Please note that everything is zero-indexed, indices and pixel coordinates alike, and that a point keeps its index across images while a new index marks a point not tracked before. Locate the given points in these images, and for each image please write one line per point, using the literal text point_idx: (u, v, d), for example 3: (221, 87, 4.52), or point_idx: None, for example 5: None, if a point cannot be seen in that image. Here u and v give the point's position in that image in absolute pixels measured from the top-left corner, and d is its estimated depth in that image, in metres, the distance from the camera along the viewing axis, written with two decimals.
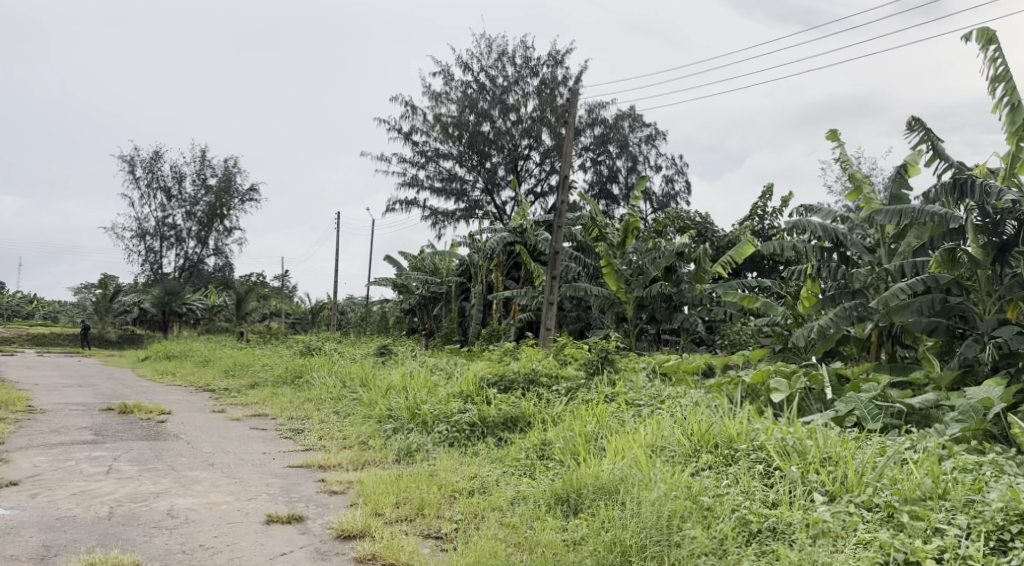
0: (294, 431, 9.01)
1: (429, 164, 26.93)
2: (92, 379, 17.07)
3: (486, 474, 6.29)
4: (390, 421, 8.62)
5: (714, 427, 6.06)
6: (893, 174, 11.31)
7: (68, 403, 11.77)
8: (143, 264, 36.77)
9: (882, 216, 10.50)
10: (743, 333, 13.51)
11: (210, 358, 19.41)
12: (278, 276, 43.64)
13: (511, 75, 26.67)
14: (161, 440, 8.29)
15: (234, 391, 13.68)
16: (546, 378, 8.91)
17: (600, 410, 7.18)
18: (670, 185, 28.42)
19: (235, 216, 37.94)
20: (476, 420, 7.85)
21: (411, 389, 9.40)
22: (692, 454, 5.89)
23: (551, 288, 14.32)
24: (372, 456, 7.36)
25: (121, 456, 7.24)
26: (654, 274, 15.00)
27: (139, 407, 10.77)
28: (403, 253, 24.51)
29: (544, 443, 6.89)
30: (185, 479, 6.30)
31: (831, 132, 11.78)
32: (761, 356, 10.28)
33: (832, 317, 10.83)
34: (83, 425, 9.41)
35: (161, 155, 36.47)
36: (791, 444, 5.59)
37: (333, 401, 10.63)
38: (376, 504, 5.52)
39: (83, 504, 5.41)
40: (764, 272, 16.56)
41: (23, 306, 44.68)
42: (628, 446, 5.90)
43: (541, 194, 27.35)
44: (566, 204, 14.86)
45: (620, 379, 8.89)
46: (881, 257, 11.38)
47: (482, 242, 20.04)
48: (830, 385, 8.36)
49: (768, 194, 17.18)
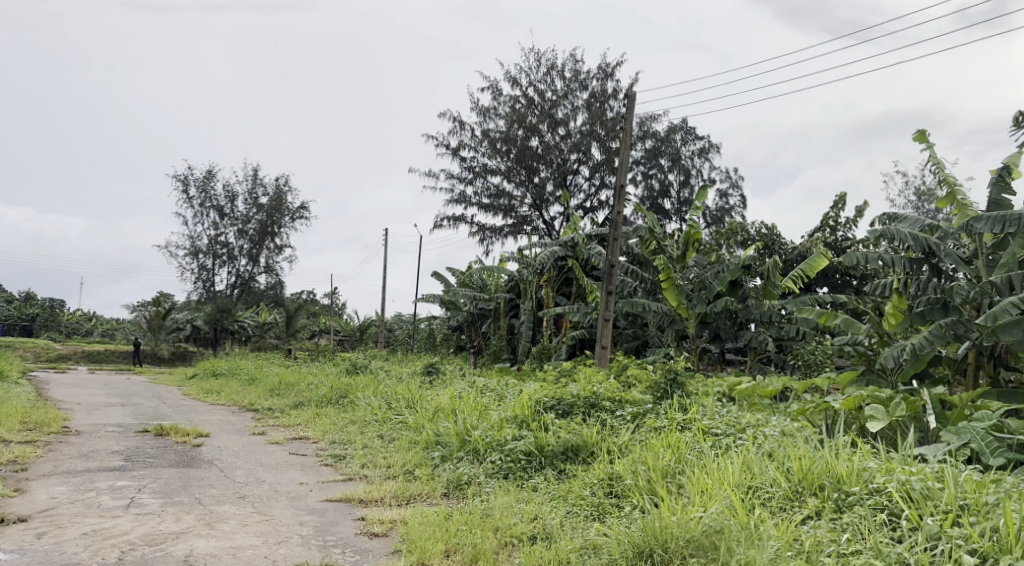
0: (336, 457, 8.32)
1: (477, 180, 26.33)
2: (136, 397, 16.69)
3: (548, 516, 5.47)
4: (438, 449, 7.87)
5: (817, 463, 5.17)
6: (993, 178, 10.19)
7: (106, 424, 11.31)
8: (196, 282, 36.98)
9: (984, 223, 9.45)
10: (817, 353, 12.40)
11: (256, 376, 19.02)
12: (328, 293, 43.52)
13: (560, 89, 25.97)
14: (192, 467, 7.69)
15: (277, 411, 13.14)
16: (608, 402, 8.03)
17: (674, 439, 6.32)
18: (725, 199, 27.26)
19: (286, 234, 38.00)
20: (532, 449, 7.04)
21: (461, 412, 8.61)
22: (794, 499, 5.00)
23: (606, 303, 13.49)
24: (418, 488, 6.60)
25: (146, 487, 6.64)
26: (718, 289, 14.04)
27: (176, 429, 10.26)
28: (452, 270, 23.93)
29: (612, 477, 6.05)
30: (211, 516, 5.63)
31: (919, 133, 10.74)
32: (848, 380, 9.24)
33: (925, 336, 9.82)
34: (115, 448, 8.91)
35: (215, 174, 36.83)
36: (917, 487, 4.63)
37: (378, 425, 9.91)
38: (423, 553, 4.75)
39: (92, 547, 4.77)
40: (837, 288, 15.46)
41: (82, 323, 45.60)
42: (715, 487, 5.09)
43: (590, 209, 26.54)
44: (623, 216, 14.05)
45: (692, 404, 7.95)
46: (979, 269, 10.25)
47: (533, 256, 19.37)
48: (933, 412, 7.33)
49: (840, 204, 16.07)
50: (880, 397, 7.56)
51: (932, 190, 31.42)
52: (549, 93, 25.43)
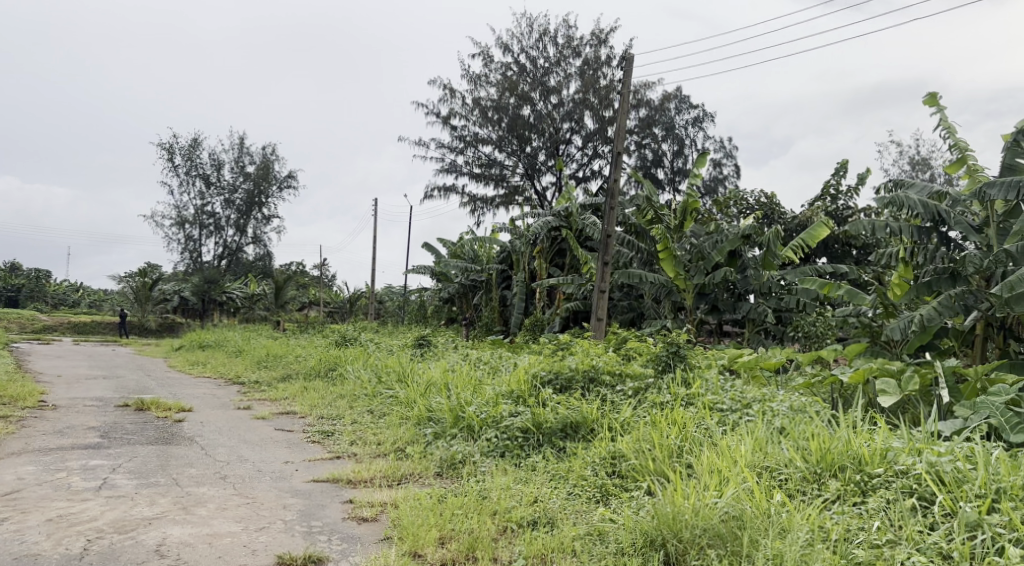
0: (324, 433, 7.95)
1: (468, 150, 25.76)
2: (120, 370, 16.25)
3: (549, 499, 5.13)
4: (430, 425, 7.50)
5: (836, 442, 4.85)
6: (1007, 143, 9.79)
7: (84, 398, 10.88)
8: (183, 252, 36.35)
9: (997, 190, 9.11)
10: (818, 324, 12.20)
11: (244, 348, 18.61)
12: (317, 265, 42.99)
13: (553, 56, 25.33)
14: (172, 445, 7.30)
15: (264, 384, 12.75)
16: (608, 376, 7.68)
17: (679, 415, 5.98)
18: (719, 169, 26.79)
19: (274, 204, 37.34)
20: (530, 426, 6.69)
21: (455, 387, 8.24)
22: (812, 481, 4.68)
23: (602, 275, 13.11)
24: (410, 467, 6.25)
25: (120, 467, 6.26)
26: (716, 260, 13.66)
27: (157, 404, 9.85)
28: (443, 241, 23.49)
29: (615, 456, 5.71)
30: (187, 500, 5.26)
31: (930, 96, 10.32)
32: (856, 352, 8.92)
33: (934, 308, 9.49)
34: (92, 424, 8.52)
35: (200, 142, 36.01)
36: (949, 471, 4.30)
37: (367, 399, 9.53)
38: (415, 541, 4.40)
39: (55, 536, 4.40)
40: (837, 257, 15.16)
41: (69, 294, 45.00)
42: (729, 469, 4.75)
43: (583, 179, 26.03)
44: (620, 185, 13.65)
45: (695, 378, 7.58)
46: (990, 238, 9.90)
47: (526, 226, 18.93)
48: (947, 386, 7.01)
49: (842, 171, 15.72)
50: (890, 370, 7.23)
51: (926, 161, 31.19)
52: (541, 60, 24.80)
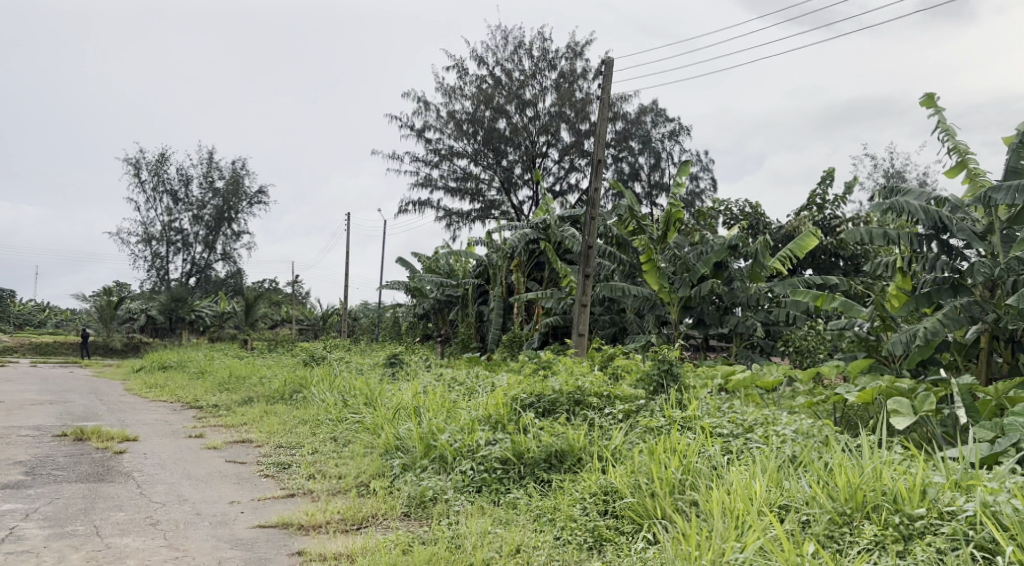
0: (281, 465, 7.12)
1: (443, 163, 25.05)
2: (70, 394, 15.16)
3: (535, 550, 4.38)
4: (398, 456, 6.72)
5: (866, 477, 4.15)
6: (1011, 146, 9.27)
7: (20, 427, 9.89)
8: (149, 270, 35.16)
9: (1003, 194, 8.57)
10: (810, 338, 11.75)
11: (206, 369, 17.59)
12: (290, 283, 41.88)
13: (528, 68, 24.74)
14: (103, 482, 6.43)
15: (222, 409, 11.84)
16: (596, 399, 6.93)
17: (679, 443, 5.23)
18: (696, 182, 26.32)
19: (244, 220, 36.31)
20: (509, 456, 5.97)
21: (426, 411, 7.44)
22: (843, 525, 3.96)
23: (583, 287, 12.41)
24: (373, 508, 5.43)
25: (36, 512, 5.40)
26: (702, 272, 13.09)
27: (99, 433, 8.96)
28: (417, 255, 22.72)
29: (607, 492, 4.98)
30: (104, 555, 4.44)
31: (927, 97, 9.79)
32: (860, 368, 8.26)
33: (938, 321, 8.90)
34: (20, 457, 7.61)
35: (168, 158, 35.03)
36: (1010, 514, 3.61)
37: (332, 426, 8.70)
38: None
39: None
40: (824, 269, 14.64)
41: (35, 314, 43.63)
42: (748, 511, 4.05)
43: (560, 193, 25.42)
44: (601, 194, 12.96)
45: (689, 399, 6.86)
46: (996, 246, 9.35)
47: (503, 239, 18.22)
48: (964, 404, 6.38)
49: (828, 180, 15.24)
50: (902, 388, 6.56)
51: (901, 173, 31.15)
52: (516, 73, 24.21)
